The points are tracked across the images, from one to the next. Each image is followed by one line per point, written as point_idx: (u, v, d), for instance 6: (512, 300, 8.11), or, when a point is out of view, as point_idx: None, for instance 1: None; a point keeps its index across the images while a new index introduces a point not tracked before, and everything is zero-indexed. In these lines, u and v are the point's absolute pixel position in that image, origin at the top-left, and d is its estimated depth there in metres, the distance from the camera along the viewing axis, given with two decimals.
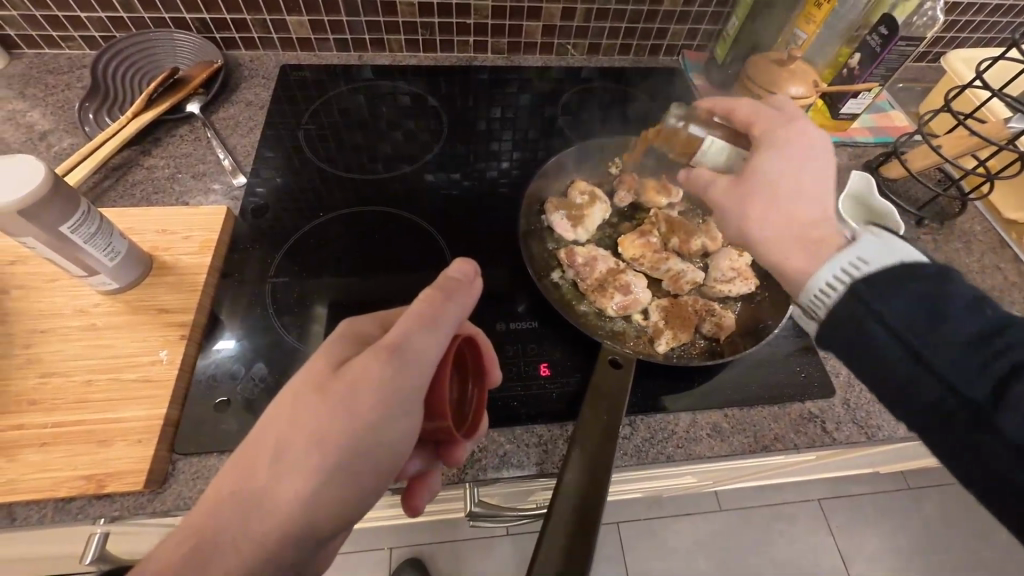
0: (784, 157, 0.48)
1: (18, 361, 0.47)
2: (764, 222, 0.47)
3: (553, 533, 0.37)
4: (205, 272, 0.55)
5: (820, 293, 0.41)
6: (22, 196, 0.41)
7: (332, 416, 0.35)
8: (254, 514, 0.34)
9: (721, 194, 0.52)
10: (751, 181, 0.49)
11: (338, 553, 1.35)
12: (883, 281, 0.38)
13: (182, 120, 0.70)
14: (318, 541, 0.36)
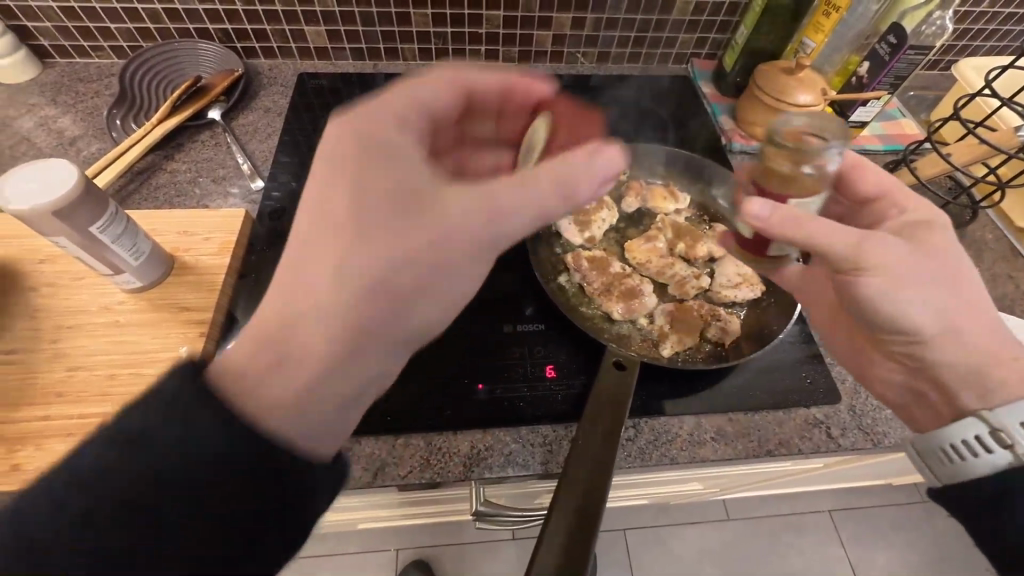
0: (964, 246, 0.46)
1: (46, 355, 0.49)
2: (953, 315, 0.42)
3: (551, 535, 0.38)
4: (224, 272, 0.57)
5: (947, 449, 0.43)
6: (55, 198, 0.43)
7: (387, 245, 0.35)
8: (337, 330, 0.35)
9: (912, 262, 0.42)
10: (945, 261, 0.43)
11: (345, 553, 1.36)
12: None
13: (205, 127, 0.73)
14: (368, 371, 0.38)
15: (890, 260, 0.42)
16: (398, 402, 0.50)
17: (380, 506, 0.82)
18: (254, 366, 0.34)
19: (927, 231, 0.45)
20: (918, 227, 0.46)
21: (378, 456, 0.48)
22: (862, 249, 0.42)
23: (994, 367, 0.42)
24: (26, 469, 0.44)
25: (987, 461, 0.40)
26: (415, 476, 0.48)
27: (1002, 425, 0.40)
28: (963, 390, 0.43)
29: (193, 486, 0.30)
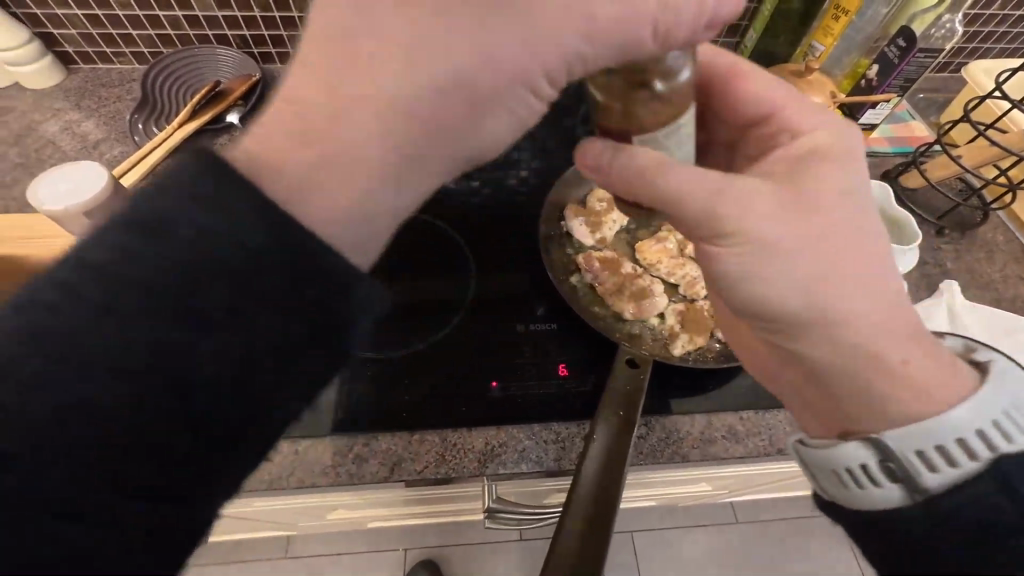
0: (868, 200, 0.39)
1: None
2: (835, 285, 0.37)
3: (568, 537, 0.39)
4: None
5: (841, 471, 0.37)
6: (86, 199, 0.45)
7: (442, 46, 0.30)
8: (344, 164, 0.30)
9: (789, 226, 0.36)
10: (829, 217, 0.37)
11: (353, 552, 1.37)
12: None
13: (224, 130, 0.75)
14: (393, 202, 0.33)
15: (760, 221, 0.36)
16: (414, 399, 0.51)
17: (391, 504, 0.83)
18: (275, 167, 0.29)
19: (825, 176, 0.38)
20: (813, 170, 0.39)
21: (394, 451, 0.49)
22: (722, 204, 0.36)
23: (885, 355, 0.37)
24: None
25: (892, 491, 0.35)
26: (432, 471, 0.49)
27: (913, 447, 0.35)
28: (838, 380, 0.38)
29: (214, 349, 0.28)
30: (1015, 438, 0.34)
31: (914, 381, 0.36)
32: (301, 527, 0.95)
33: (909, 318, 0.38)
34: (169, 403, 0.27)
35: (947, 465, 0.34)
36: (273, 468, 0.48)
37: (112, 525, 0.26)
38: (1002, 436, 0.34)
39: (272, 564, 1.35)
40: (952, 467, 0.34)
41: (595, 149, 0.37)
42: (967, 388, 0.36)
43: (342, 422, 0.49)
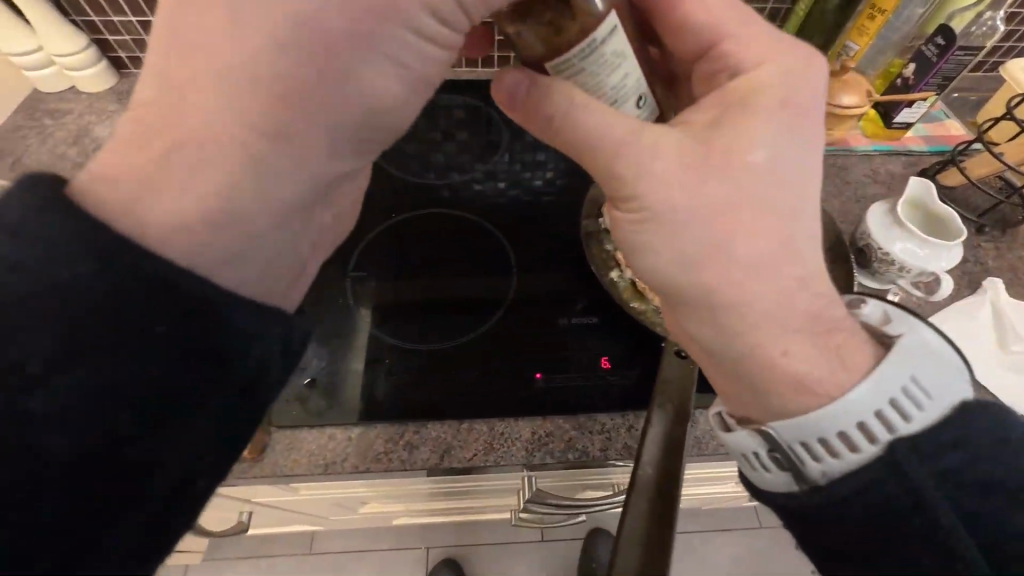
0: (795, 160, 0.36)
1: None
2: (739, 255, 0.35)
3: (632, 529, 0.40)
4: None
5: (750, 457, 0.38)
6: None
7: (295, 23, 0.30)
8: (209, 144, 0.31)
9: (690, 191, 0.35)
10: (742, 182, 0.35)
11: (378, 550, 1.38)
12: (935, 443, 0.33)
13: None
14: (274, 189, 0.33)
15: (657, 187, 0.35)
16: (462, 389, 0.53)
17: (424, 500, 0.84)
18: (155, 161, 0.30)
19: (743, 133, 0.36)
20: (737, 124, 0.36)
21: (444, 438, 0.51)
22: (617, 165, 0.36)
23: (791, 337, 0.35)
24: None
25: (781, 477, 0.37)
26: (481, 458, 0.50)
27: (810, 436, 0.35)
28: (741, 364, 0.37)
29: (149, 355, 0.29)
30: (905, 425, 0.34)
31: (798, 363, 0.36)
32: (332, 521, 0.97)
33: (824, 291, 0.37)
34: (113, 403, 0.28)
35: (832, 454, 0.34)
36: (328, 452, 0.49)
37: (95, 516, 0.28)
38: (892, 421, 0.34)
39: (297, 559, 1.37)
40: (836, 456, 0.34)
41: (507, 82, 0.38)
42: (870, 369, 0.36)
43: (394, 410, 0.51)
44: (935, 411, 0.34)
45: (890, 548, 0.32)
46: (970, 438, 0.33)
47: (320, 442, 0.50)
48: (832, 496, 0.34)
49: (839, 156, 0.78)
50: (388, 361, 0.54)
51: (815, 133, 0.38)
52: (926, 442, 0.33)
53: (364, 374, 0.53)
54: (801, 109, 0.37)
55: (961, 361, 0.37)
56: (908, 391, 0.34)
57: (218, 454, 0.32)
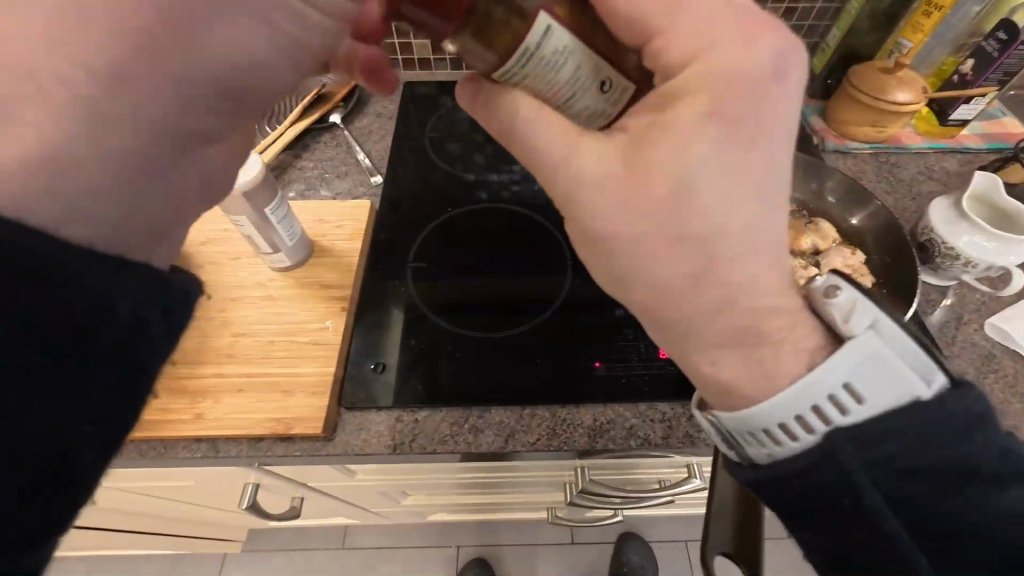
0: (722, 173, 0.31)
1: (215, 322, 0.56)
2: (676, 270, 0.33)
3: (720, 522, 0.40)
4: (357, 256, 0.62)
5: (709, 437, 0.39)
6: (248, 180, 0.52)
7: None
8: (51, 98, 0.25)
9: (616, 207, 0.33)
10: (659, 210, 0.32)
11: (408, 547, 1.38)
12: (872, 434, 0.32)
13: (327, 129, 0.78)
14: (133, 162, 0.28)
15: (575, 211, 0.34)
16: (524, 376, 0.54)
17: (466, 492, 0.84)
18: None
19: (659, 150, 0.31)
20: (651, 139, 0.32)
21: (508, 423, 0.52)
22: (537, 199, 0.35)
23: (722, 350, 0.35)
24: (207, 418, 0.50)
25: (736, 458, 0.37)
26: (544, 443, 0.51)
27: (739, 429, 0.36)
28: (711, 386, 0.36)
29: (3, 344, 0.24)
30: (828, 425, 0.33)
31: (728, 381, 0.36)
32: (373, 513, 0.98)
33: (782, 296, 0.34)
34: None
35: (757, 445, 0.35)
36: (396, 434, 0.51)
37: None
38: (813, 423, 0.33)
39: (330, 554, 1.37)
40: (760, 445, 0.35)
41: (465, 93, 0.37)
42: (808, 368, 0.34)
43: (460, 395, 0.53)
44: (868, 414, 0.32)
45: (844, 543, 0.34)
46: (916, 437, 0.32)
47: (389, 424, 0.51)
48: (759, 486, 0.35)
49: (892, 154, 0.77)
50: (451, 349, 0.56)
51: (751, 131, 0.31)
52: (862, 447, 0.32)
53: (428, 359, 0.55)
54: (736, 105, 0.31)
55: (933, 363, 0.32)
56: (841, 392, 0.33)
57: (107, 442, 0.29)
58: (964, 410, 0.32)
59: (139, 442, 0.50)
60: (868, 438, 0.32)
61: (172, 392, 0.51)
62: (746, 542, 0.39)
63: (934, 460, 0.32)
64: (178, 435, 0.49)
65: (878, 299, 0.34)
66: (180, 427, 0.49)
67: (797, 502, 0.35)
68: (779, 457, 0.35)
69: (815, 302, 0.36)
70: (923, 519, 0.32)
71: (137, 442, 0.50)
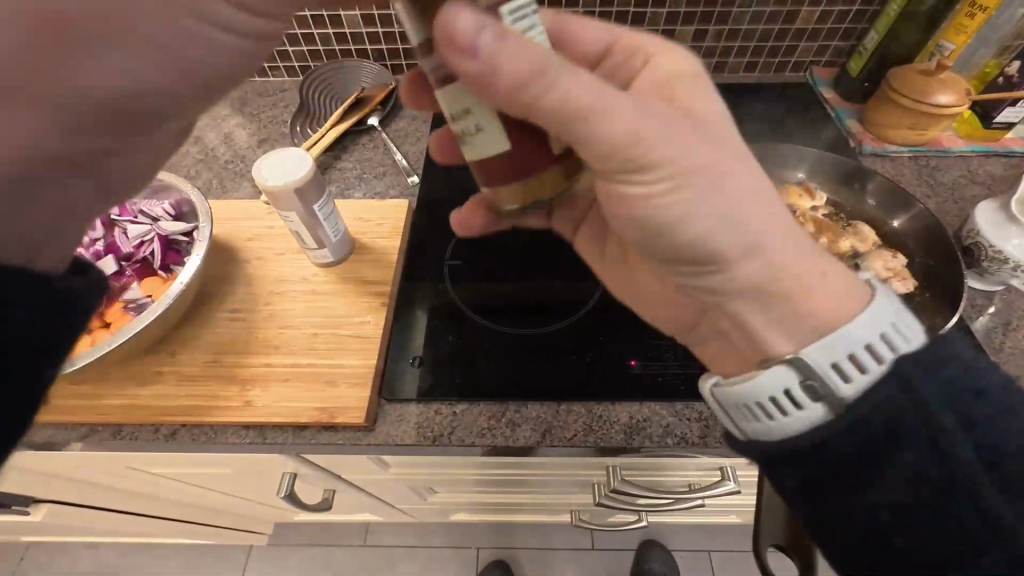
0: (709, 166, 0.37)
1: (262, 314, 0.58)
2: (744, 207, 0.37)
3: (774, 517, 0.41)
4: (397, 252, 0.64)
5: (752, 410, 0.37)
6: (298, 179, 0.54)
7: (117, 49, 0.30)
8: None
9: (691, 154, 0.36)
10: (665, 190, 0.36)
11: (429, 546, 1.39)
12: (912, 373, 0.33)
13: (366, 131, 0.81)
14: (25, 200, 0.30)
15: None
16: (559, 372, 0.55)
17: (494, 490, 0.85)
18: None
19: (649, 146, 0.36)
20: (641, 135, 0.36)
21: (545, 417, 0.52)
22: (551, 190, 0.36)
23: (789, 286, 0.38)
24: (256, 404, 0.52)
25: (786, 423, 0.36)
26: (581, 439, 0.51)
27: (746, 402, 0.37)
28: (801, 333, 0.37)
29: None
30: (836, 391, 0.34)
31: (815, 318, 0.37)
32: (398, 509, 0.99)
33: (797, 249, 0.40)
34: None
35: (766, 417, 0.37)
36: (435, 425, 0.52)
37: None
38: (823, 391, 0.34)
39: (351, 551, 1.39)
40: (770, 418, 0.36)
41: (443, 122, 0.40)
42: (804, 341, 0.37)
43: (496, 389, 0.54)
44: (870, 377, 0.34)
45: (894, 498, 0.33)
46: (949, 377, 0.33)
47: (429, 415, 0.52)
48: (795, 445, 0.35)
49: (933, 158, 0.76)
50: (489, 344, 0.57)
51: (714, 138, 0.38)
52: (876, 402, 0.33)
53: (466, 355, 0.56)
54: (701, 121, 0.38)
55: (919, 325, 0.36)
56: (878, 340, 0.35)
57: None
58: (961, 358, 0.34)
59: (191, 426, 0.52)
60: (884, 393, 0.33)
61: (223, 379, 0.53)
62: (798, 541, 0.39)
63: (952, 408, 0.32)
64: (228, 421, 0.51)
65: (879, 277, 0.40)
66: (230, 412, 0.51)
67: (824, 462, 0.34)
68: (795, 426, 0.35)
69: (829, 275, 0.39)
70: (972, 471, 0.31)
71: (189, 427, 0.52)
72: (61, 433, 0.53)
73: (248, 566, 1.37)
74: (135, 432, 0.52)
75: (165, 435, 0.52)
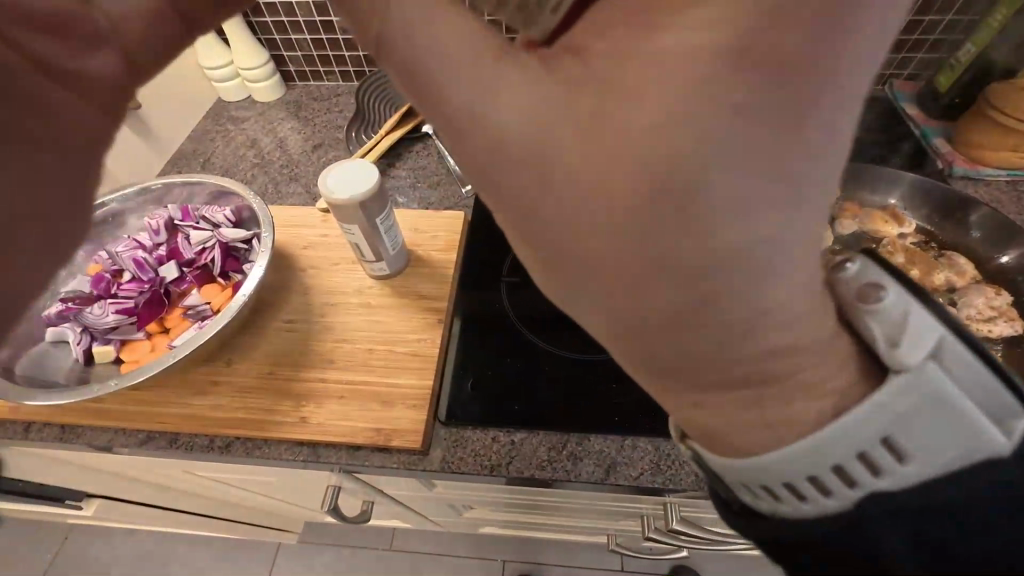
0: (746, 144, 0.21)
1: (317, 327, 0.56)
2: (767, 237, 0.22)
3: None
4: (452, 267, 0.62)
5: (753, 487, 0.26)
6: (361, 192, 0.53)
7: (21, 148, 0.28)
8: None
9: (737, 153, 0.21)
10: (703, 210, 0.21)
11: (453, 555, 1.36)
12: (954, 447, 0.23)
13: (420, 138, 0.79)
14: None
15: (475, 131, 0.25)
16: (625, 404, 0.51)
17: (535, 513, 0.82)
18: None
19: (622, 78, 0.21)
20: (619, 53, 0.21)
21: (609, 453, 0.49)
22: (461, 140, 0.25)
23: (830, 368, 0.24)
24: (311, 421, 0.50)
25: (795, 505, 0.25)
26: (649, 478, 0.48)
27: (740, 478, 0.26)
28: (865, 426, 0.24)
29: None
30: (856, 487, 0.24)
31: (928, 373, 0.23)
32: (432, 521, 0.97)
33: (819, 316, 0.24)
34: None
35: (775, 498, 0.26)
36: (493, 455, 0.50)
37: None
38: (805, 491, 0.25)
39: (377, 554, 1.38)
40: (770, 498, 0.26)
41: None
42: (822, 435, 0.23)
43: (558, 420, 0.51)
44: (911, 471, 0.24)
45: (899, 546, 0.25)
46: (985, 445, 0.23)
47: (485, 443, 0.50)
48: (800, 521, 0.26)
49: None
50: (549, 370, 0.54)
51: (829, 91, 0.20)
52: (901, 499, 0.24)
53: (524, 381, 0.54)
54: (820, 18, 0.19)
55: (1008, 400, 0.24)
56: (928, 416, 0.23)
57: None
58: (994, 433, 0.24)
59: (246, 439, 0.51)
60: (887, 490, 0.24)
61: (277, 393, 0.52)
62: None
63: (971, 495, 0.24)
64: (282, 436, 0.50)
65: (935, 308, 0.25)
66: (285, 428, 0.50)
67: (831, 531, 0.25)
68: (790, 514, 0.26)
69: (844, 309, 0.26)
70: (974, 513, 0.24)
71: (245, 440, 0.51)
72: (120, 437, 0.53)
73: (277, 563, 1.38)
74: (192, 441, 0.52)
75: (220, 447, 0.51)
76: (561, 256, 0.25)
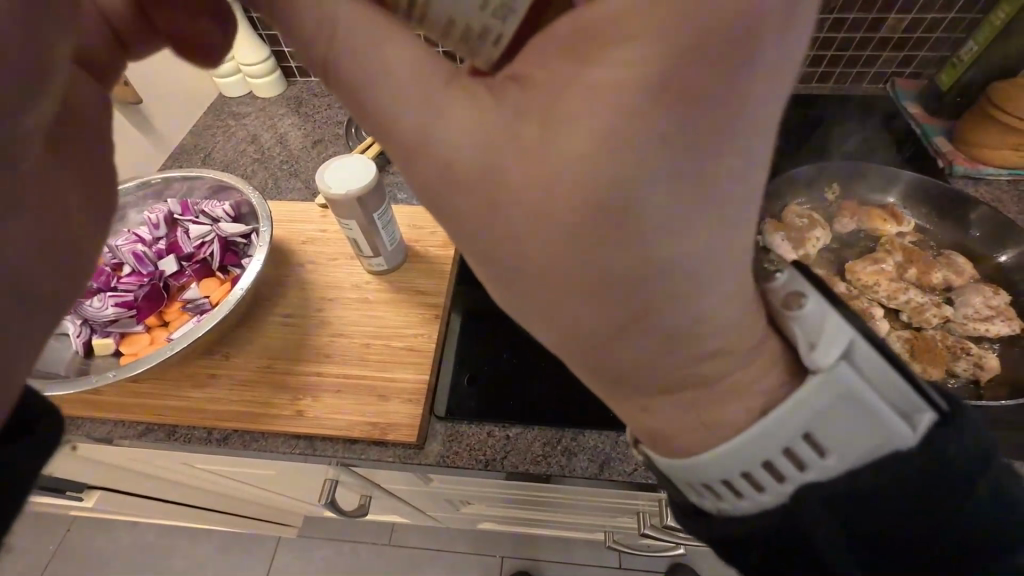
0: (679, 143, 0.21)
1: (315, 321, 0.57)
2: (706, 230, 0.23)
3: None
4: (450, 263, 0.62)
5: (695, 488, 0.27)
6: (359, 187, 0.54)
7: None
8: None
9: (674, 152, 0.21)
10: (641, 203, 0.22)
11: (452, 551, 1.36)
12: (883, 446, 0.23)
13: None
14: None
15: (427, 159, 0.24)
16: None
17: (535, 509, 0.82)
18: None
19: (565, 106, 0.21)
20: (561, 80, 0.22)
21: (604, 449, 0.49)
22: (416, 168, 0.25)
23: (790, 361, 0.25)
24: (307, 415, 0.51)
25: (735, 505, 0.26)
26: (642, 474, 0.48)
27: (685, 479, 0.27)
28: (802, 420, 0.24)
29: None
30: (786, 482, 0.25)
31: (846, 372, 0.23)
32: (432, 516, 0.97)
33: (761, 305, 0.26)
34: None
35: (718, 498, 0.26)
36: (488, 450, 0.50)
37: None
38: (741, 489, 0.25)
39: (377, 549, 1.38)
40: (713, 499, 0.27)
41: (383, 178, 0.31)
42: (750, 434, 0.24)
43: (553, 415, 0.51)
44: (833, 466, 0.24)
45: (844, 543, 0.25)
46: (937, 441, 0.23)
47: (481, 438, 0.50)
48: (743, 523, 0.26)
49: None
50: (545, 366, 0.55)
51: (761, 100, 0.21)
52: (833, 494, 0.24)
53: (520, 377, 0.54)
54: (748, 38, 0.19)
55: (922, 400, 0.24)
56: (851, 416, 0.23)
57: None
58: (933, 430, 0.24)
59: (243, 432, 0.51)
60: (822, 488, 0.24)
61: (274, 386, 0.52)
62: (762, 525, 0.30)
63: (914, 491, 0.24)
64: (278, 429, 0.50)
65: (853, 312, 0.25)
66: (281, 422, 0.51)
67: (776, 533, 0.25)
68: (731, 512, 0.26)
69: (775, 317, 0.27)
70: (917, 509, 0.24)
71: (243, 432, 0.51)
72: (118, 429, 0.54)
73: (277, 556, 1.39)
74: (190, 433, 0.52)
75: (217, 439, 0.52)
76: (516, 271, 0.25)
